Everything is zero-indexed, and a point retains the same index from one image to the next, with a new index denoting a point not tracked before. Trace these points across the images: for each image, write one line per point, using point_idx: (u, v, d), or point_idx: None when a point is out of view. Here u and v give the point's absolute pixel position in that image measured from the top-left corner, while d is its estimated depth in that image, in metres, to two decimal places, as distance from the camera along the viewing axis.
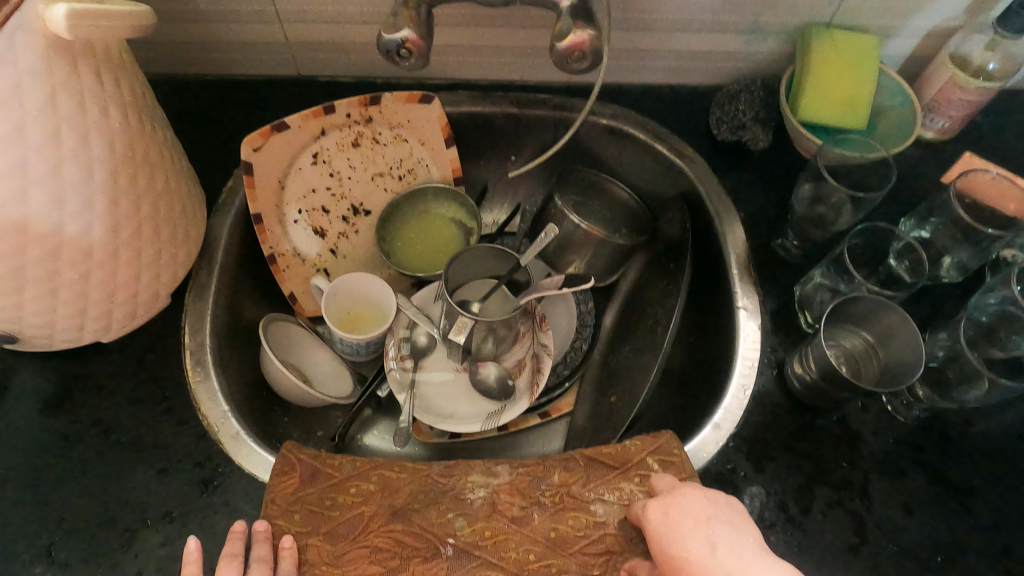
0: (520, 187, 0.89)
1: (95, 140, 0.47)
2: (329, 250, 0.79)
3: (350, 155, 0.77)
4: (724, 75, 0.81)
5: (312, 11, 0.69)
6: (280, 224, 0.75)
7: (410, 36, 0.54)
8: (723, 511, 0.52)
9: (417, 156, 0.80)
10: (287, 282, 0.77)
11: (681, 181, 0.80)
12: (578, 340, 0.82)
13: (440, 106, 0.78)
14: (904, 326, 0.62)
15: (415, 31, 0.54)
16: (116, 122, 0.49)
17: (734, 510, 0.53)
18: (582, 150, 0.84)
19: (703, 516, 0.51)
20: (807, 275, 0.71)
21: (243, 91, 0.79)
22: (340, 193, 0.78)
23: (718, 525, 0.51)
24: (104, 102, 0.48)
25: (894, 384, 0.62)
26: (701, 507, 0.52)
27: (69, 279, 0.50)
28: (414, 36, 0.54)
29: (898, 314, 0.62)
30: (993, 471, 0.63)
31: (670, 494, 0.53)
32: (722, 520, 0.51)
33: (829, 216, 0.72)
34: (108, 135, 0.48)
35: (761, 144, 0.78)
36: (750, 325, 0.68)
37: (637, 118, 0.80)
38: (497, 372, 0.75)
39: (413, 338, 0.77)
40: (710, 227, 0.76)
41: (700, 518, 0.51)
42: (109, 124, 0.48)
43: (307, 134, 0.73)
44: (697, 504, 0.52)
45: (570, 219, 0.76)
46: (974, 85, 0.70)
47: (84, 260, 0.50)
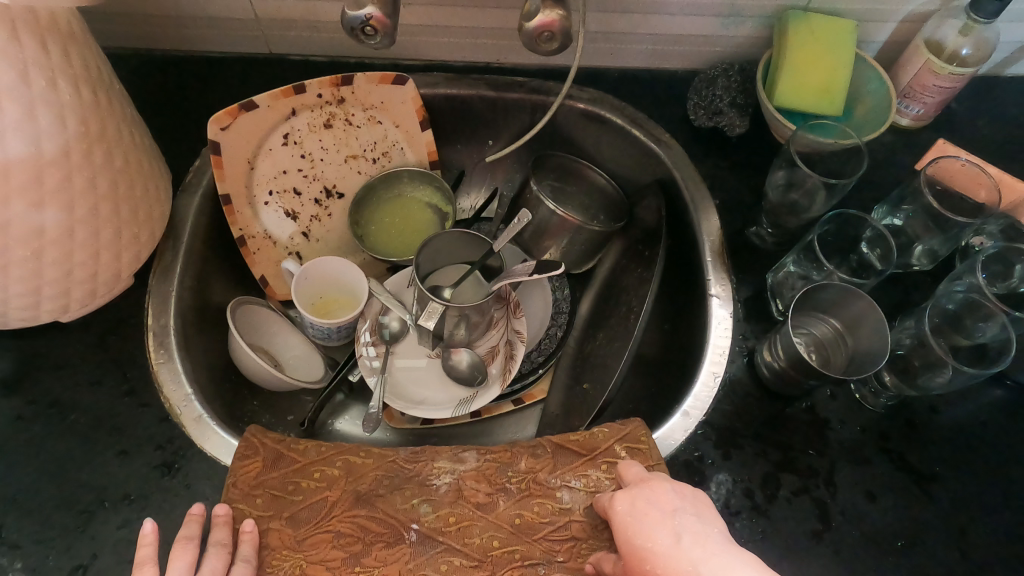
0: (498, 172, 0.89)
1: (43, 112, 0.46)
2: (301, 233, 0.79)
3: (322, 137, 0.76)
4: (701, 59, 0.80)
5: None
6: (250, 206, 0.74)
7: (374, 15, 0.52)
8: (689, 503, 0.51)
9: (391, 138, 0.79)
10: (257, 265, 0.76)
11: (658, 168, 0.79)
12: (553, 328, 0.82)
13: (415, 87, 0.76)
14: (872, 314, 0.62)
15: (380, 8, 0.52)
16: (67, 95, 0.48)
17: (702, 502, 0.52)
18: (560, 135, 0.83)
19: (669, 508, 0.50)
20: (778, 262, 0.71)
21: (213, 69, 0.77)
22: (312, 175, 0.77)
23: (684, 516, 0.50)
24: (52, 73, 0.47)
25: (861, 371, 0.62)
26: (669, 498, 0.51)
27: (21, 256, 0.49)
28: (378, 13, 0.52)
29: (865, 302, 0.61)
30: (957, 458, 0.63)
31: (636, 486, 0.53)
32: (689, 511, 0.50)
33: (804, 202, 0.71)
34: (57, 108, 0.47)
35: (738, 130, 0.78)
36: (723, 312, 0.68)
37: (614, 103, 0.79)
38: (469, 357, 0.75)
39: (387, 324, 0.77)
40: (685, 213, 0.76)
41: (666, 510, 0.50)
42: (58, 97, 0.47)
43: (278, 114, 0.72)
44: (664, 495, 0.51)
45: (544, 205, 0.76)
46: (948, 71, 0.68)
47: (36, 236, 0.49)
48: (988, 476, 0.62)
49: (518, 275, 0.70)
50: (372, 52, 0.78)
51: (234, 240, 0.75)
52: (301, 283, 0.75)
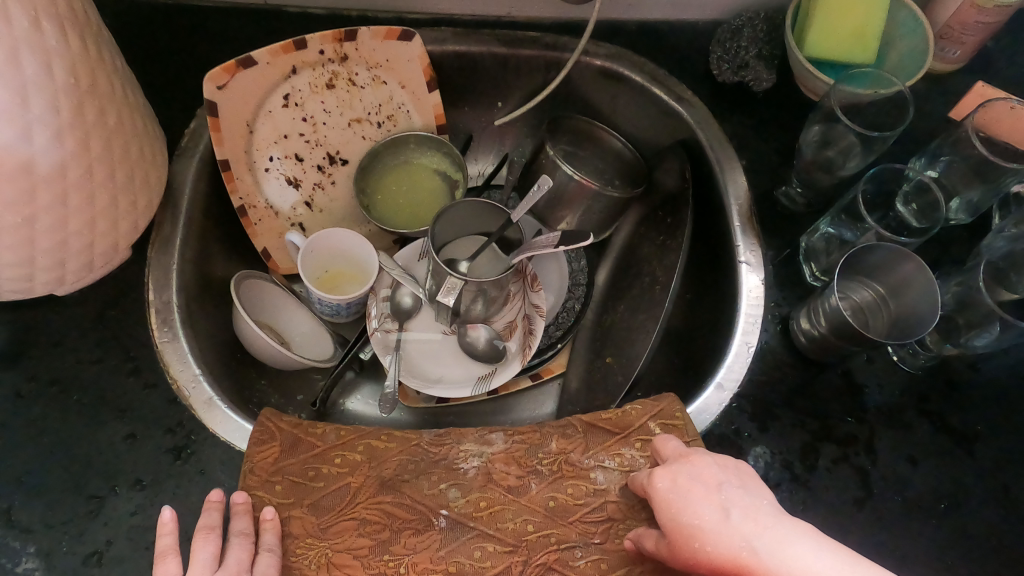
0: (508, 136, 0.85)
1: (27, 59, 0.41)
2: (304, 203, 0.74)
3: (324, 98, 0.71)
4: (724, 10, 0.75)
5: None
6: (250, 172, 0.69)
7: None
8: (734, 476, 0.49)
9: (397, 101, 0.74)
10: (260, 237, 0.72)
11: (679, 129, 0.75)
12: (570, 300, 0.79)
13: (422, 44, 0.71)
14: (920, 276, 0.59)
15: None
16: (53, 41, 0.43)
17: (747, 476, 0.50)
18: (575, 95, 0.79)
19: (713, 483, 0.48)
20: (813, 225, 0.68)
21: (201, 20, 0.71)
22: (315, 140, 0.72)
23: (730, 490, 0.47)
24: (37, 16, 0.41)
25: (908, 334, 0.60)
26: (713, 474, 0.49)
27: (13, 222, 0.45)
28: None
29: (915, 263, 0.58)
30: (998, 418, 0.61)
31: (677, 462, 0.50)
32: (735, 485, 0.48)
33: (838, 159, 0.68)
34: (44, 56, 0.42)
35: (764, 84, 0.73)
36: (754, 279, 0.65)
37: (633, 59, 0.75)
38: (486, 334, 0.72)
39: (396, 299, 0.73)
40: (711, 177, 0.72)
41: (711, 485, 0.48)
42: (43, 41, 0.42)
43: (277, 72, 0.67)
44: (708, 469, 0.49)
45: (562, 170, 0.73)
46: (990, 5, 0.64)
47: (28, 202, 0.45)
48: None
49: (542, 247, 0.65)
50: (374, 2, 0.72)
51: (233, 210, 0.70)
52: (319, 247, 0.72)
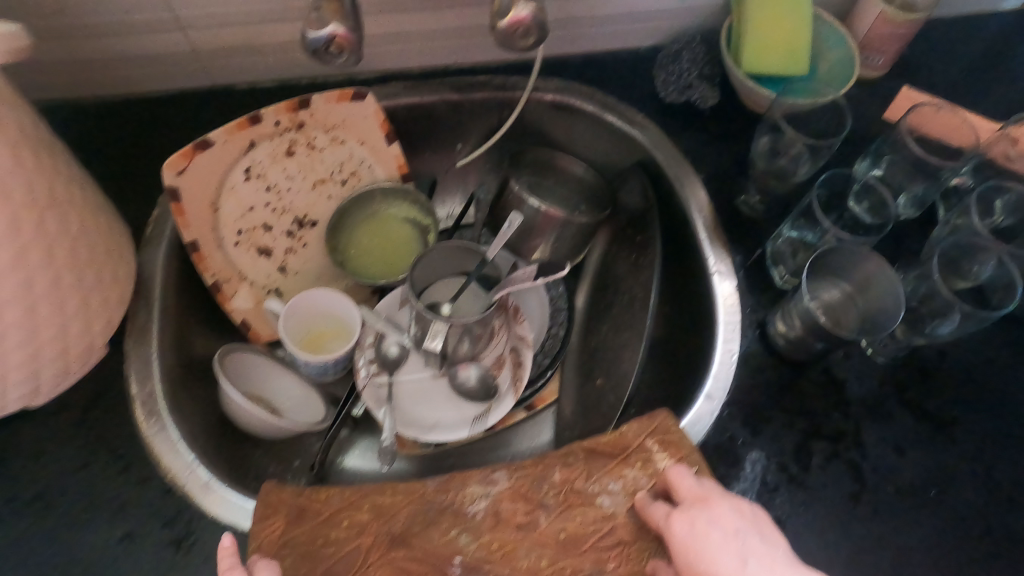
0: (471, 176, 0.87)
1: None
2: (278, 268, 0.78)
3: (285, 165, 0.74)
4: (661, 35, 0.80)
5: (219, 13, 0.65)
6: (220, 249, 0.73)
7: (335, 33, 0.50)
8: (750, 520, 0.51)
9: (358, 157, 0.78)
10: (239, 308, 0.75)
11: (637, 150, 0.78)
12: (553, 327, 0.81)
13: (375, 100, 0.75)
14: (882, 272, 0.63)
15: (343, 25, 0.50)
16: (7, 161, 0.43)
17: (760, 517, 0.52)
18: (531, 128, 0.83)
19: (731, 529, 0.49)
20: (775, 231, 0.71)
21: (155, 108, 0.73)
22: (280, 208, 0.76)
23: (748, 537, 0.49)
24: None
25: (876, 330, 0.63)
26: (729, 518, 0.50)
27: None
28: (342, 30, 0.50)
29: (875, 260, 0.63)
30: (972, 394, 0.64)
31: (694, 506, 0.51)
32: (751, 531, 0.50)
33: (790, 167, 0.72)
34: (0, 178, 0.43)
35: (710, 101, 0.77)
36: (728, 285, 0.67)
37: (582, 90, 0.78)
38: (477, 372, 0.72)
39: (383, 351, 0.73)
40: (672, 193, 0.75)
41: (728, 530, 0.50)
42: None
43: (236, 148, 0.70)
44: (725, 516, 0.50)
45: (529, 203, 0.75)
46: (902, 18, 0.72)
47: None
48: (1003, 409, 0.64)
49: (521, 282, 0.68)
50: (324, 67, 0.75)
51: (208, 286, 0.73)
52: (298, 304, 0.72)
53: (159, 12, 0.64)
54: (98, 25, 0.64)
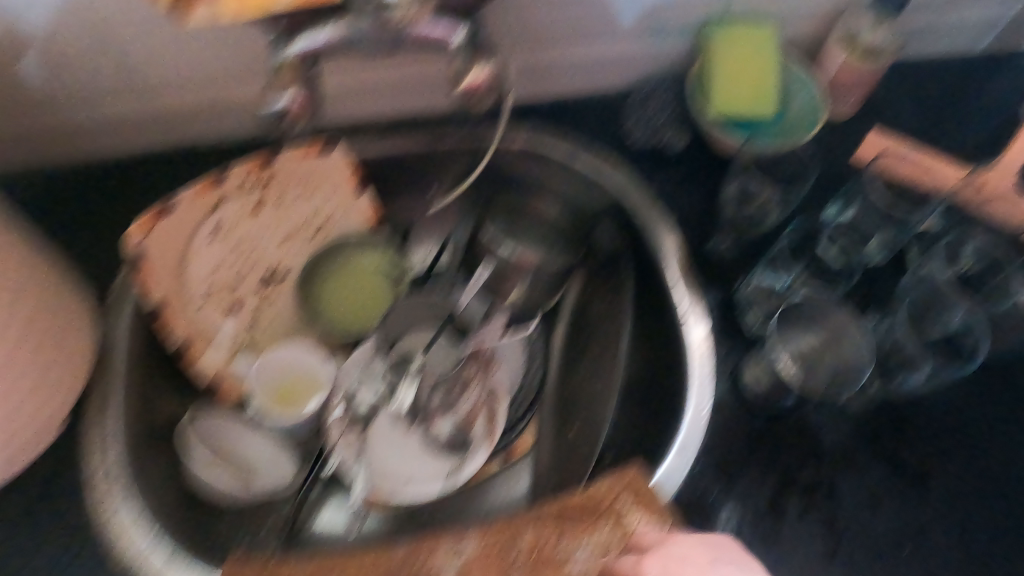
0: (445, 221, 0.84)
1: None
2: (245, 325, 0.76)
3: (252, 224, 0.75)
4: (633, 77, 0.80)
5: (174, 80, 0.68)
6: (187, 308, 0.73)
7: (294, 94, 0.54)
8: (724, 552, 0.50)
9: (326, 210, 0.77)
10: (207, 366, 0.74)
11: (609, 194, 0.76)
12: (529, 372, 0.79)
13: (342, 153, 0.75)
14: (846, 325, 0.68)
15: (302, 91, 0.54)
16: None
17: (724, 544, 0.51)
18: (502, 172, 0.81)
19: (704, 562, 0.49)
20: (749, 274, 0.71)
21: (116, 171, 0.75)
22: (248, 265, 0.76)
23: (723, 567, 0.49)
24: None
25: (843, 388, 0.65)
26: (699, 550, 0.49)
27: None
28: (301, 95, 0.54)
29: (840, 313, 0.68)
30: (936, 440, 0.66)
31: (658, 549, 0.50)
32: (726, 561, 0.49)
33: (759, 215, 0.73)
34: None
35: (679, 145, 0.78)
36: (700, 331, 0.65)
37: (552, 135, 0.78)
38: (451, 423, 0.72)
39: (355, 403, 0.75)
40: (645, 236, 0.73)
41: (702, 564, 0.49)
42: None
43: (200, 210, 0.72)
44: (694, 548, 0.49)
45: (499, 252, 0.76)
46: (867, 63, 0.75)
47: None
48: (963, 454, 0.66)
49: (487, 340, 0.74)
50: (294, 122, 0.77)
51: (177, 347, 0.73)
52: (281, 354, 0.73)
53: (121, 83, 0.67)
54: (68, 93, 0.67)
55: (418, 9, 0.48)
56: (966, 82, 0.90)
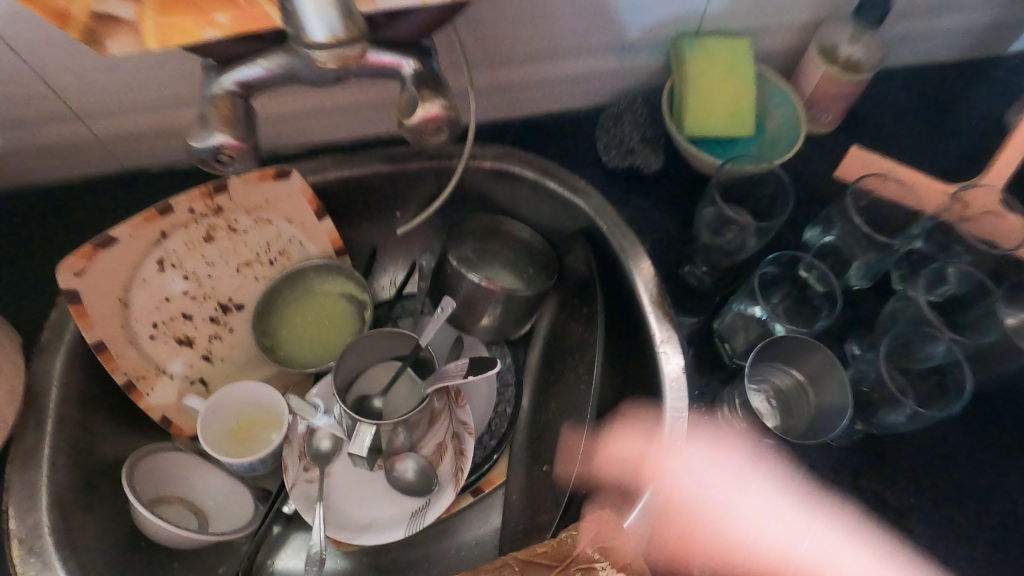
0: (413, 243, 0.84)
1: None
2: (202, 356, 0.75)
3: (203, 252, 0.72)
4: (604, 95, 0.78)
5: (117, 106, 0.72)
6: (134, 345, 0.70)
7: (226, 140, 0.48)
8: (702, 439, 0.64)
9: (286, 235, 0.76)
10: (157, 402, 0.72)
11: (581, 217, 0.74)
12: (500, 404, 0.76)
13: (301, 176, 0.72)
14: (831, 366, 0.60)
15: (232, 134, 0.48)
16: None
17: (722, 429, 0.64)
18: (472, 192, 0.79)
19: (705, 454, 0.63)
20: (724, 309, 0.69)
21: (77, 193, 0.81)
22: (202, 295, 0.74)
23: (721, 461, 0.63)
24: None
25: (822, 433, 0.60)
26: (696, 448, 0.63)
27: None
28: (231, 140, 0.48)
29: (823, 352, 0.61)
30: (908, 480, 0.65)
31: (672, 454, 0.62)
32: (712, 460, 0.63)
33: (734, 246, 0.69)
34: None
35: (652, 166, 0.75)
36: (675, 363, 0.64)
37: (521, 156, 0.74)
38: (415, 464, 0.68)
39: (315, 444, 0.70)
40: (617, 263, 0.71)
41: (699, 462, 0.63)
42: None
43: (145, 241, 0.68)
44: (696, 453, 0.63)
45: (467, 279, 0.70)
46: (846, 78, 0.73)
47: None
48: (936, 491, 0.65)
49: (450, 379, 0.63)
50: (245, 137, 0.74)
51: (120, 385, 0.70)
52: (246, 386, 0.71)
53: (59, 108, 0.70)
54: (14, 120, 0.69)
55: (344, 55, 0.42)
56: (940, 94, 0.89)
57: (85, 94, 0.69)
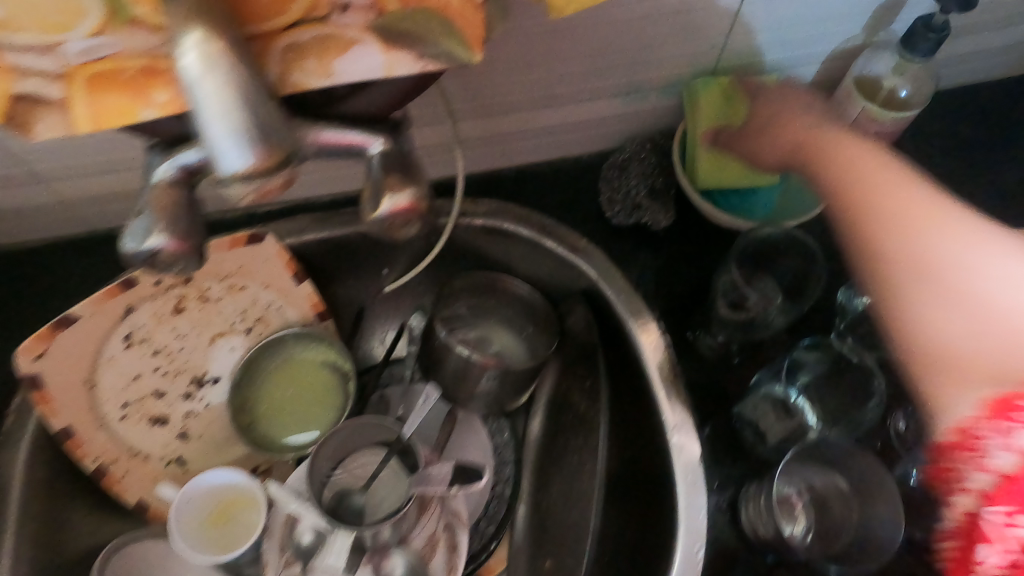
0: (403, 301, 0.77)
1: None
2: (178, 435, 0.67)
3: (175, 324, 0.65)
4: (609, 140, 0.71)
5: (73, 168, 0.65)
6: (103, 428, 0.63)
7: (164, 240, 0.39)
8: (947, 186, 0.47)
9: (263, 300, 0.68)
10: (131, 489, 0.65)
11: (580, 278, 0.68)
12: (498, 485, 0.70)
13: (276, 239, 0.65)
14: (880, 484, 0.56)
15: (170, 233, 0.40)
16: None
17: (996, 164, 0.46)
18: (463, 249, 0.72)
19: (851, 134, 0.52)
20: (755, 388, 0.63)
21: (33, 259, 0.74)
22: (174, 370, 0.66)
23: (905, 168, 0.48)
24: None
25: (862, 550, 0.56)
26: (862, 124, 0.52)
27: None
28: (170, 241, 0.40)
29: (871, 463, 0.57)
30: None
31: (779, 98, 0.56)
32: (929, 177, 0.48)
33: (761, 318, 0.66)
34: None
35: (662, 224, 0.68)
36: (691, 453, 0.58)
37: (517, 213, 0.67)
38: (404, 560, 0.61)
39: (296, 538, 0.62)
40: (622, 331, 0.65)
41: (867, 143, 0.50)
42: None
43: (109, 317, 0.60)
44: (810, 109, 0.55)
45: (455, 353, 0.64)
46: (890, 117, 0.63)
47: None
48: None
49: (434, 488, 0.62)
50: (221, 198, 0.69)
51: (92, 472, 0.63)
52: (219, 473, 0.64)
53: (10, 168, 0.63)
54: None
55: (266, 187, 0.31)
56: (959, 125, 0.84)
57: (40, 155, 0.62)
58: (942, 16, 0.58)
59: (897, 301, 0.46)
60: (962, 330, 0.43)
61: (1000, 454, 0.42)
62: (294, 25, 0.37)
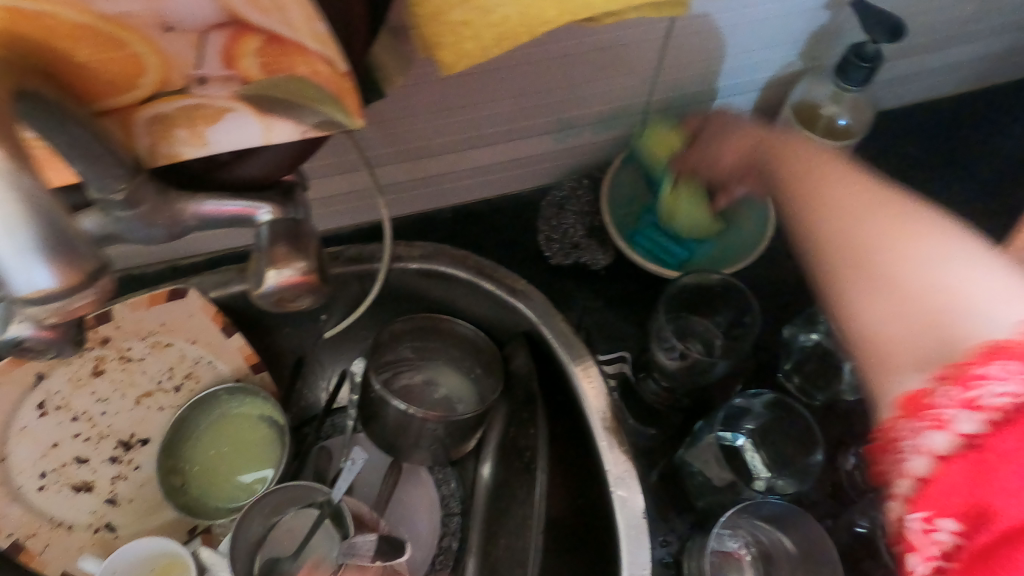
0: (345, 348, 0.74)
1: None
2: (105, 501, 0.64)
3: (94, 387, 0.62)
4: (544, 175, 0.70)
5: None
6: (17, 501, 0.60)
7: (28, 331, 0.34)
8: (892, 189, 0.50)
9: (191, 356, 0.65)
10: (52, 564, 0.61)
11: (521, 320, 0.65)
12: (445, 539, 0.67)
13: (199, 293, 0.62)
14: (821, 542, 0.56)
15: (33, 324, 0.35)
16: None
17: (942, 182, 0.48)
18: (401, 293, 0.69)
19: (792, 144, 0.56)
20: (699, 437, 0.62)
21: None
22: (96, 435, 0.63)
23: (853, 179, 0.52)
24: None
25: None
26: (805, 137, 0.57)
27: None
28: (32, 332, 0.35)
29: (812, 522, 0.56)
30: None
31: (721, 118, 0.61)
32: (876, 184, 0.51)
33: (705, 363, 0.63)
34: None
35: (601, 261, 0.70)
36: (636, 505, 0.55)
37: (453, 254, 0.65)
38: None
39: None
40: (564, 375, 0.62)
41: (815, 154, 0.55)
42: None
43: (19, 387, 0.57)
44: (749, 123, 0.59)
45: (392, 406, 0.61)
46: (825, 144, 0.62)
47: None
48: None
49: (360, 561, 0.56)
50: (143, 250, 0.67)
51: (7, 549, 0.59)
52: (137, 543, 0.59)
53: None
54: None
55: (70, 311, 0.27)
56: (896, 146, 0.85)
57: None
58: (871, 46, 0.58)
59: (835, 285, 0.50)
60: (889, 316, 0.46)
61: (914, 457, 0.44)
62: (149, 99, 0.33)
